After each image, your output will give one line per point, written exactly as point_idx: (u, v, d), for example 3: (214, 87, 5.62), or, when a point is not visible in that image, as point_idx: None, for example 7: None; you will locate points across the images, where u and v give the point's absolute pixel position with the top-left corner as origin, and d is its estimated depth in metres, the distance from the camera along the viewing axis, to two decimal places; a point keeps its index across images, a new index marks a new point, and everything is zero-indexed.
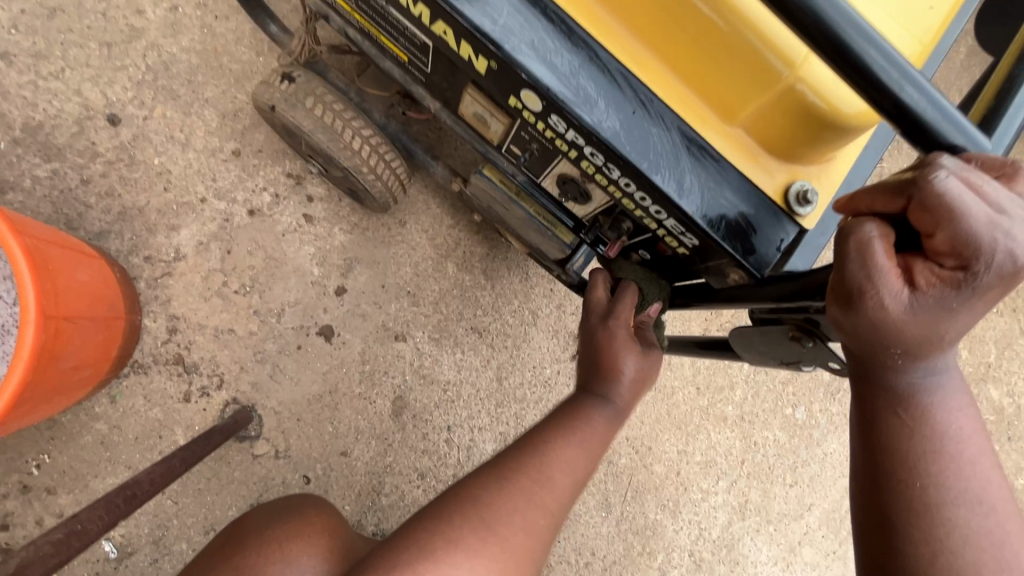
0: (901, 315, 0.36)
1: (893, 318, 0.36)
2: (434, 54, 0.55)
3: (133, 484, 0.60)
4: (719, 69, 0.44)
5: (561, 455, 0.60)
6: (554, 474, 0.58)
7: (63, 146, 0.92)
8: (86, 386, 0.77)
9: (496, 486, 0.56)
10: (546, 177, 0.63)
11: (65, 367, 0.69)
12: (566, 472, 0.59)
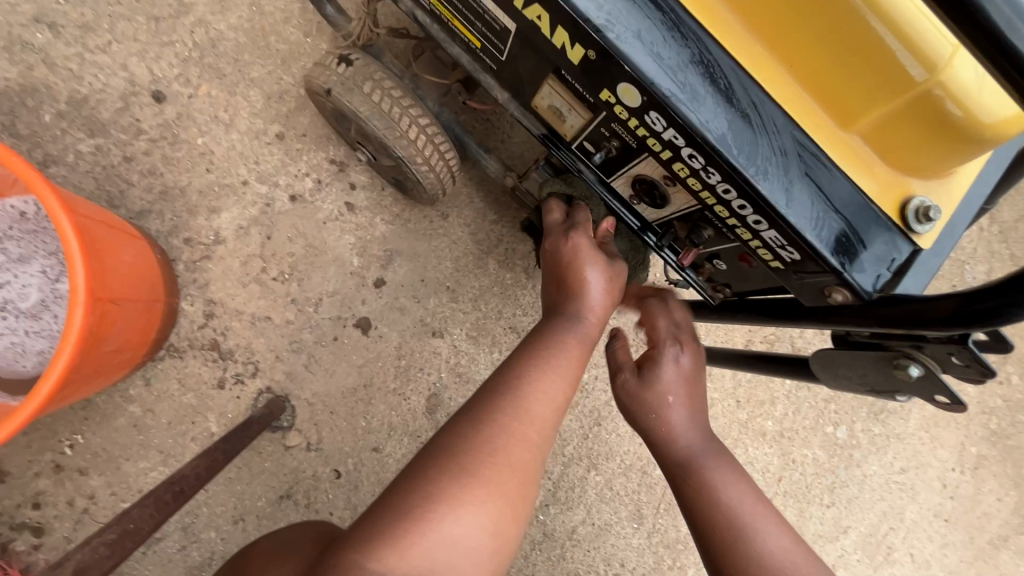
0: None
1: None
2: (516, 41, 0.51)
3: (180, 479, 0.63)
4: (847, 70, 0.40)
5: (549, 398, 0.54)
6: (535, 408, 0.53)
7: (107, 122, 0.90)
8: (125, 369, 0.75)
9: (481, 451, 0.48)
10: (620, 178, 0.59)
11: (108, 350, 0.67)
12: (546, 415, 0.53)
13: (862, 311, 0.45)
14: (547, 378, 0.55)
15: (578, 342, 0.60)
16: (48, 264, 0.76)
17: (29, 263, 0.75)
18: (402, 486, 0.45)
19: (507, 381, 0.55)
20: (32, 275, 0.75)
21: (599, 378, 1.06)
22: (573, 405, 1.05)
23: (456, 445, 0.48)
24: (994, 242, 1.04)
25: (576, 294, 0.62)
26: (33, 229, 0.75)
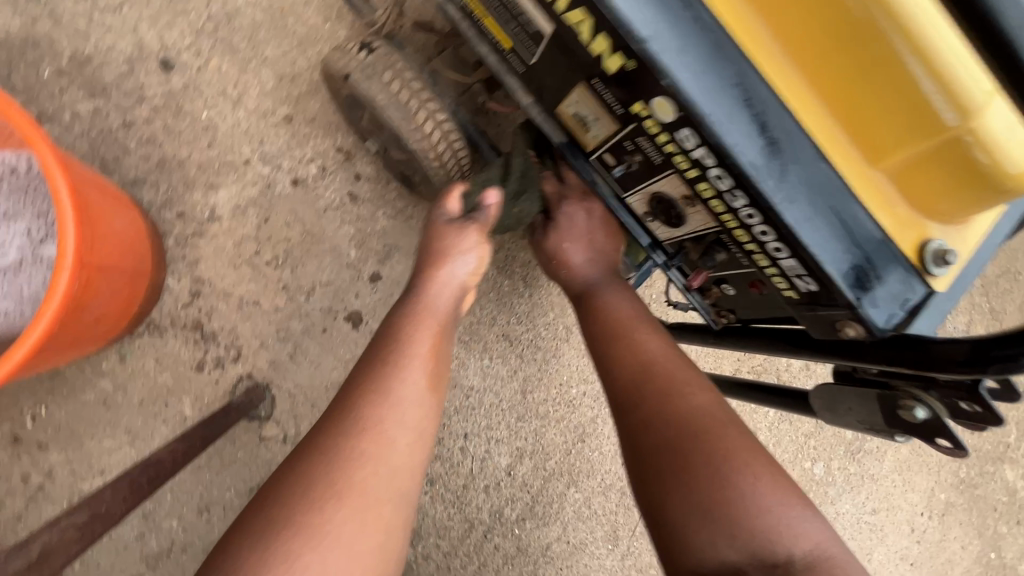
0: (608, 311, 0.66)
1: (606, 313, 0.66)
2: (549, 46, 0.51)
3: (155, 462, 0.59)
4: (879, 106, 0.40)
5: (408, 396, 0.51)
6: (386, 415, 0.49)
7: (110, 85, 0.87)
8: (102, 340, 0.72)
9: (324, 481, 0.45)
10: (636, 194, 0.59)
11: (87, 319, 0.64)
12: (404, 420, 0.50)
13: (871, 348, 0.45)
14: (405, 372, 0.52)
15: (433, 322, 0.57)
16: (30, 224, 0.72)
17: (12, 221, 0.72)
18: (226, 553, 0.42)
19: (358, 391, 0.50)
20: (15, 234, 0.72)
21: (587, 394, 1.04)
22: (559, 420, 1.03)
23: (297, 482, 0.45)
24: (977, 295, 1.07)
25: (424, 276, 0.61)
26: (22, 187, 0.72)
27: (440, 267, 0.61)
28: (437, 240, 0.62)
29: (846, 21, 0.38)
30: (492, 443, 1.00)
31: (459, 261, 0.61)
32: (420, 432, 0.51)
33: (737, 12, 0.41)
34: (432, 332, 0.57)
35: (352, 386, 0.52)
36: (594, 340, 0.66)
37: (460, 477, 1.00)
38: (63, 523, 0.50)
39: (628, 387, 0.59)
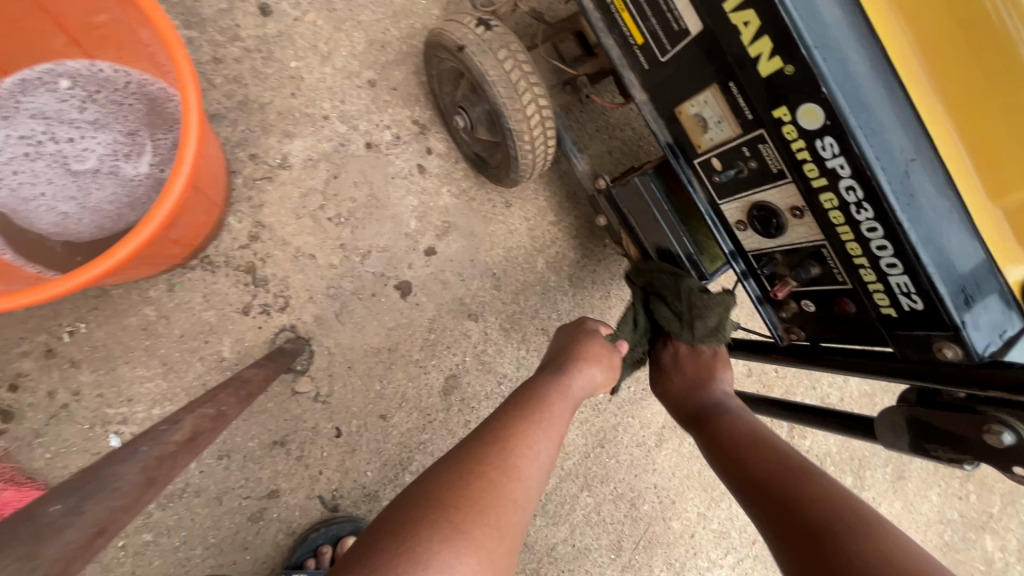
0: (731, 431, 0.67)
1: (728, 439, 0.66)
2: (691, 45, 0.53)
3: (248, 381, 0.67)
4: (1017, 146, 0.43)
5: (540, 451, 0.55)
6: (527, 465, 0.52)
7: (206, 18, 0.87)
8: (167, 264, 0.71)
9: (469, 518, 0.45)
10: (735, 201, 0.61)
11: (170, 237, 0.63)
12: (539, 477, 0.53)
13: (962, 373, 0.47)
14: (542, 439, 0.56)
15: (568, 404, 0.64)
16: (115, 137, 0.74)
17: (100, 130, 0.74)
18: (374, 541, 0.43)
19: (498, 440, 0.54)
20: (97, 142, 0.74)
21: (613, 401, 1.05)
22: (583, 422, 1.04)
23: (445, 481, 0.48)
24: None
25: (567, 363, 0.69)
26: (116, 100, 0.74)
27: (581, 364, 0.69)
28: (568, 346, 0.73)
29: (1004, 64, 0.41)
30: None
31: (594, 365, 0.71)
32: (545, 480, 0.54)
33: (896, 40, 0.44)
34: (565, 415, 0.62)
35: (492, 431, 0.55)
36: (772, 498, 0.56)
37: None
38: (199, 412, 0.54)
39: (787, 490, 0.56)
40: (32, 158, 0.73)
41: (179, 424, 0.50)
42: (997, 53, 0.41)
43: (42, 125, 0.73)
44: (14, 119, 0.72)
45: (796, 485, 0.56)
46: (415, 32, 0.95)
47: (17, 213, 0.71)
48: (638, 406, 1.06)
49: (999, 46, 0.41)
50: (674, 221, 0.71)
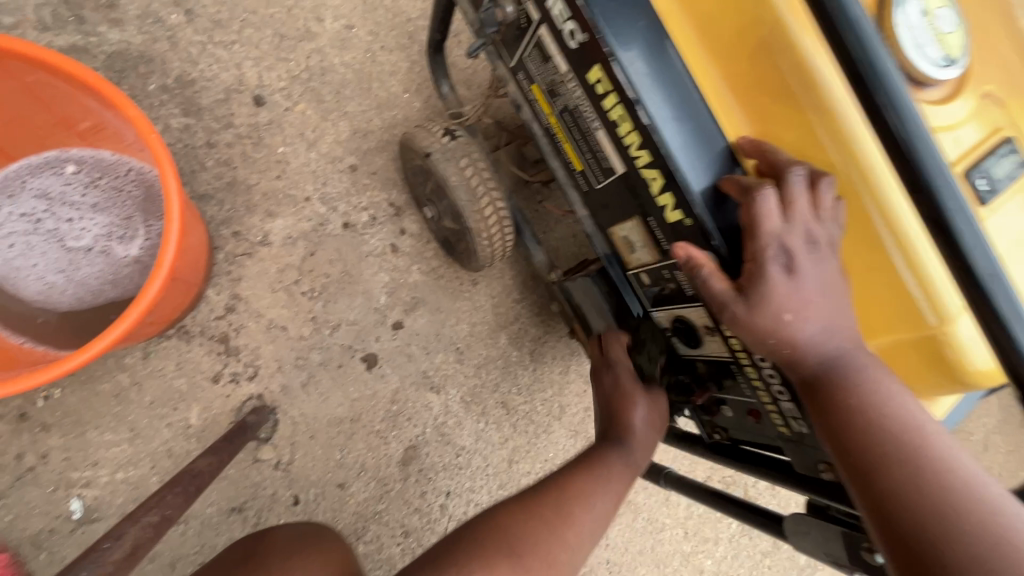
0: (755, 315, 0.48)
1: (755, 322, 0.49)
2: (617, 181, 0.60)
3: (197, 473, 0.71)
4: (876, 294, 0.50)
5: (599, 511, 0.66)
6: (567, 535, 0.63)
7: (204, 107, 0.95)
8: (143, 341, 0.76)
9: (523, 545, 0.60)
10: (662, 312, 0.67)
11: (147, 322, 0.68)
12: (571, 541, 0.63)
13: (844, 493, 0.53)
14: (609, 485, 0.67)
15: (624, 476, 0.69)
16: (111, 221, 0.80)
17: (98, 213, 0.80)
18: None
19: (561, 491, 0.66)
20: (93, 223, 0.80)
21: None
22: None
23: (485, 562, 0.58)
24: None
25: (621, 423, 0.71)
26: (115, 187, 0.80)
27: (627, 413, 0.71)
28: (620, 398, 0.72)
29: (866, 231, 0.48)
30: (470, 506, 1.01)
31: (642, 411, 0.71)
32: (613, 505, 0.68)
33: None
34: (618, 487, 0.68)
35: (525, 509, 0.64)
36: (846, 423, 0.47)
37: (433, 535, 0.99)
38: (143, 522, 0.58)
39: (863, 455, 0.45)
40: (30, 232, 0.79)
41: (122, 539, 0.55)
42: (857, 220, 0.48)
43: (45, 204, 0.79)
44: (20, 197, 0.78)
45: (906, 472, 0.43)
46: (396, 122, 1.04)
47: (8, 279, 0.78)
48: None
49: (859, 217, 0.48)
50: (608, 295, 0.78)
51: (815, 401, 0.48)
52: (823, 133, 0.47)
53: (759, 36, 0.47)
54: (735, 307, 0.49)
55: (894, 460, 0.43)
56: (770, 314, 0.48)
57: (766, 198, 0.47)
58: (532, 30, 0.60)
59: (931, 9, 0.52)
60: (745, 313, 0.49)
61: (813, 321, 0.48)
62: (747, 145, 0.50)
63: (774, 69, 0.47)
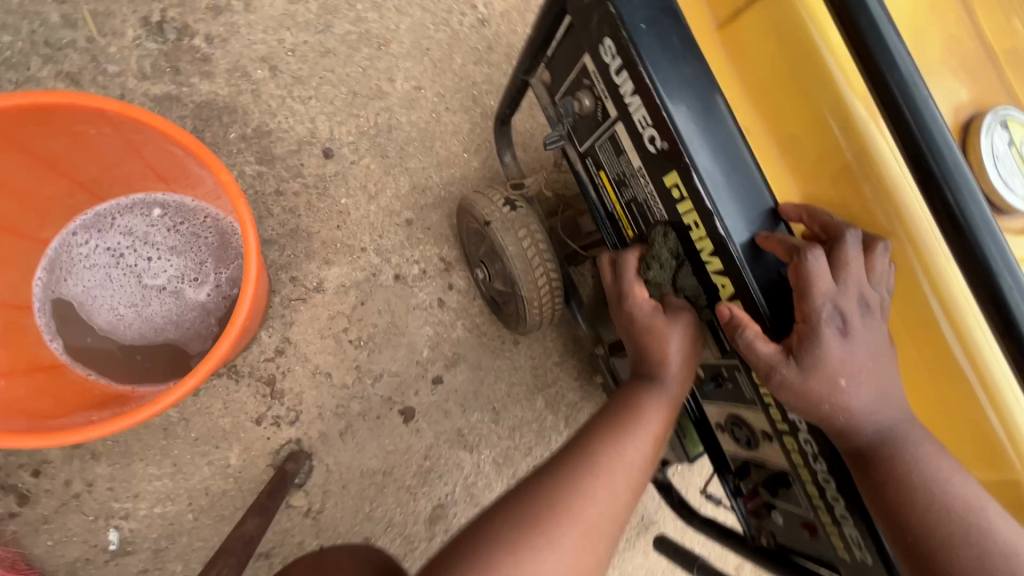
0: (804, 379, 0.47)
1: (804, 386, 0.47)
2: (682, 277, 0.60)
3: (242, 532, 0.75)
4: (953, 428, 0.47)
5: (637, 447, 0.58)
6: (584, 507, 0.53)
7: (277, 156, 1.00)
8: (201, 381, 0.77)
9: (513, 554, 0.50)
10: (716, 407, 0.66)
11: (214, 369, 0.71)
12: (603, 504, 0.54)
13: None
14: (614, 457, 0.57)
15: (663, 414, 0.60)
16: (187, 263, 0.84)
17: (174, 255, 0.84)
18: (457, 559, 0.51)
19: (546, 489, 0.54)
20: (170, 264, 0.84)
21: None
22: None
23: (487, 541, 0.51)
24: None
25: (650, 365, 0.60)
26: (194, 232, 0.84)
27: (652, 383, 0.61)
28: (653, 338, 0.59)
29: (943, 361, 0.46)
30: None
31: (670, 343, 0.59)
32: (633, 489, 0.57)
33: None
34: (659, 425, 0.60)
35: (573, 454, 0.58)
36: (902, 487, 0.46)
37: None
38: None
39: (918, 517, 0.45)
40: (111, 266, 0.82)
41: None
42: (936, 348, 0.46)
43: (128, 241, 0.83)
44: (107, 232, 0.82)
45: (952, 533, 0.44)
46: (454, 181, 1.08)
47: (82, 306, 0.81)
48: (619, 556, 1.06)
49: (939, 347, 0.46)
50: None
51: (878, 480, 0.47)
52: (909, 261, 0.46)
53: (844, 160, 0.47)
54: (785, 369, 0.47)
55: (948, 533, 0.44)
56: (823, 379, 0.47)
57: (816, 258, 0.46)
58: (607, 124, 0.61)
59: (1017, 139, 0.50)
60: (796, 376, 0.47)
61: (872, 406, 0.47)
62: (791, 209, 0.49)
63: (856, 192, 0.47)
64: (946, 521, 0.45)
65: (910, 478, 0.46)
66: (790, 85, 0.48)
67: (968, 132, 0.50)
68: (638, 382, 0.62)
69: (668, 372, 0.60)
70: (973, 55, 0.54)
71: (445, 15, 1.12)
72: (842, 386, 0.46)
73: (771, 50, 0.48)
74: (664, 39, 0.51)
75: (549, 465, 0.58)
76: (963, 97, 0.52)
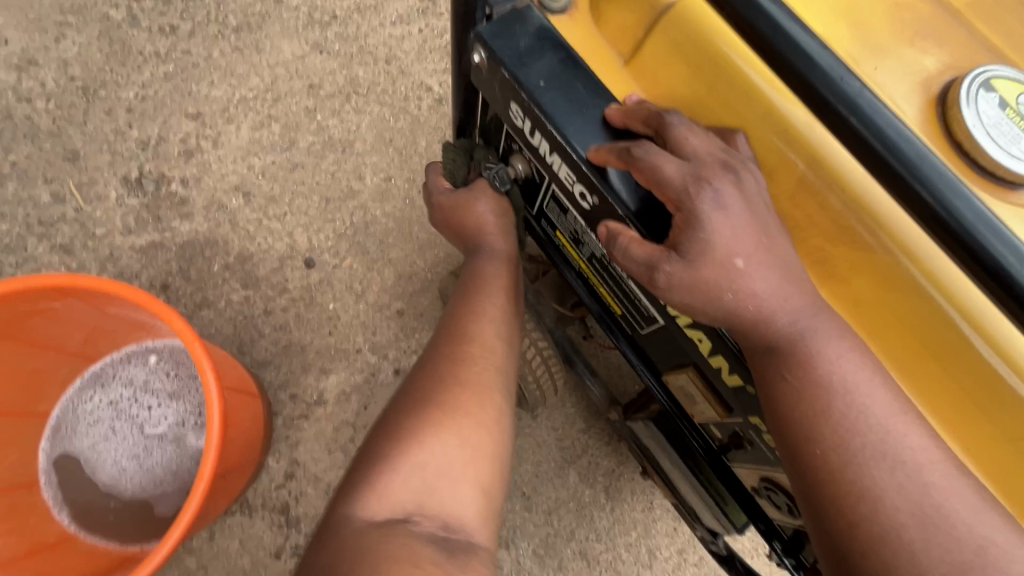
0: (700, 270, 0.41)
1: (709, 284, 0.41)
2: (661, 331, 0.54)
3: None
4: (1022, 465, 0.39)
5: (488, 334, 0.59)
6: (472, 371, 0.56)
7: (261, 278, 1.01)
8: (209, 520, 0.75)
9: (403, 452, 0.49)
10: (747, 471, 0.57)
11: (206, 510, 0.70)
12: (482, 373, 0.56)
13: None
14: (477, 335, 0.59)
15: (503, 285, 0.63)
16: (185, 407, 0.84)
17: (173, 400, 0.84)
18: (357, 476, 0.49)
19: (433, 381, 0.55)
20: (170, 408, 0.84)
21: None
22: None
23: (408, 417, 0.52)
24: None
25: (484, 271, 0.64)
26: (190, 375, 0.84)
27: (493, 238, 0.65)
28: (462, 212, 0.65)
29: (984, 381, 0.39)
30: None
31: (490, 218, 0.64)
32: (502, 335, 0.60)
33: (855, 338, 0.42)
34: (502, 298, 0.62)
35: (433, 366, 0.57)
36: (877, 469, 0.39)
37: None
38: None
39: (885, 505, 0.39)
40: (115, 417, 0.83)
41: None
42: (967, 363, 0.39)
43: (129, 392, 0.83)
44: (109, 386, 0.83)
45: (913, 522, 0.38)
46: (439, 260, 1.05)
47: (88, 461, 0.81)
48: None
49: (972, 363, 0.39)
50: (668, 449, 0.71)
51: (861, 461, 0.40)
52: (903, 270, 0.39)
53: (800, 173, 0.41)
54: (669, 265, 0.42)
55: (920, 546, 0.38)
56: (714, 265, 0.40)
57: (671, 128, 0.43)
58: (545, 187, 0.57)
59: (1010, 100, 0.42)
60: (683, 269, 0.41)
61: (848, 396, 0.40)
62: (698, 146, 0.42)
63: (821, 206, 0.41)
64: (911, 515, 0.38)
65: (892, 457, 0.39)
66: (715, 105, 0.44)
67: (946, 103, 0.43)
68: (467, 270, 0.65)
69: (495, 245, 0.65)
70: (932, 19, 0.47)
71: (402, 104, 1.13)
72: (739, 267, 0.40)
73: (687, 71, 0.44)
74: (569, 90, 0.47)
75: (431, 351, 0.59)
76: (930, 67, 0.45)
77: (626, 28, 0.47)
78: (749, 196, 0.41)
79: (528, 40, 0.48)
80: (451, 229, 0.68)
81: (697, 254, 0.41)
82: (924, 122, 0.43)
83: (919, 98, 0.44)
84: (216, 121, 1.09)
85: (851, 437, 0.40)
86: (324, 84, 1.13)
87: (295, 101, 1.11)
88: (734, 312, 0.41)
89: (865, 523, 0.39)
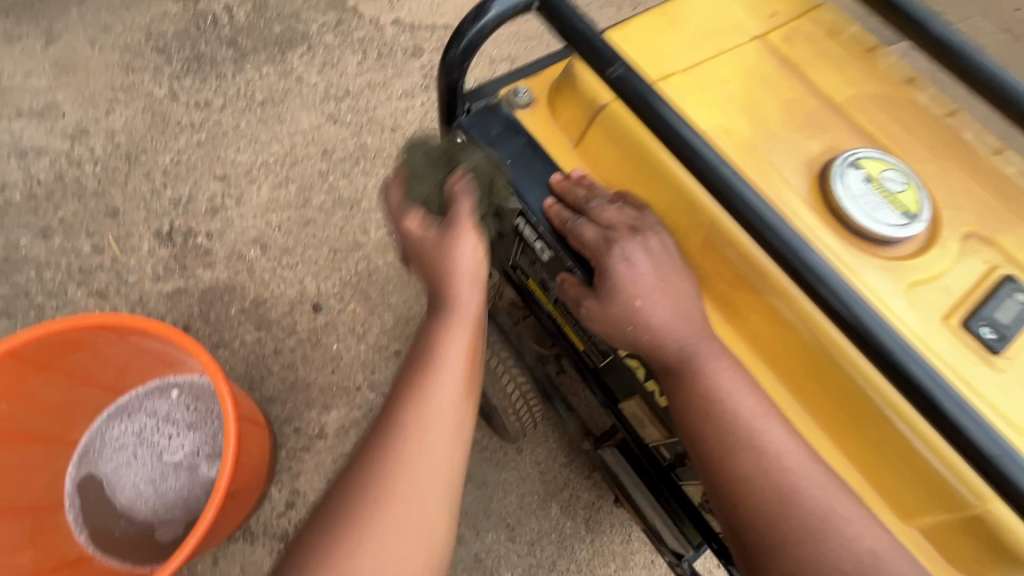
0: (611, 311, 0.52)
1: (619, 319, 0.52)
2: (612, 364, 0.64)
3: None
4: (894, 473, 0.47)
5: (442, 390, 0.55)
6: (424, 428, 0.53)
7: (273, 320, 1.12)
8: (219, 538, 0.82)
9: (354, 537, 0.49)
10: (692, 488, 0.64)
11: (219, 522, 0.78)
12: (438, 427, 0.54)
13: None
14: (432, 388, 0.54)
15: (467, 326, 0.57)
16: (200, 437, 0.92)
17: (191, 430, 0.92)
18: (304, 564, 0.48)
19: (382, 436, 0.53)
20: (188, 438, 0.92)
21: None
22: None
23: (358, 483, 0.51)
24: None
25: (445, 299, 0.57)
26: (208, 409, 0.93)
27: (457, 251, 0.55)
28: (440, 261, 0.56)
29: (854, 401, 0.48)
30: None
31: (464, 243, 0.55)
32: (453, 431, 0.55)
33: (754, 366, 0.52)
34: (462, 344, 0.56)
35: (383, 424, 0.54)
36: (752, 465, 0.48)
37: None
38: None
39: (759, 494, 0.48)
40: (137, 444, 0.91)
41: None
42: (839, 386, 0.48)
43: (152, 421, 0.92)
44: (136, 415, 0.92)
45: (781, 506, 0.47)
46: None
47: (110, 484, 0.89)
48: None
49: (843, 386, 0.48)
50: (632, 474, 0.79)
51: (739, 459, 0.49)
52: (781, 311, 0.50)
53: (706, 233, 0.53)
54: (588, 304, 0.53)
55: (784, 527, 0.47)
56: (621, 304, 0.51)
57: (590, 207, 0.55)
58: (515, 243, 0.68)
59: (875, 174, 0.54)
60: (597, 307, 0.53)
61: (728, 406, 0.49)
62: (613, 217, 0.53)
63: (721, 261, 0.52)
64: (779, 502, 0.47)
65: (763, 455, 0.48)
66: (642, 179, 0.56)
67: (824, 179, 0.54)
68: (434, 314, 0.58)
69: (454, 299, 0.57)
70: (815, 111, 0.59)
71: None
72: (638, 305, 0.51)
73: (620, 154, 0.57)
74: (531, 169, 0.59)
75: (363, 460, 0.53)
76: (812, 147, 0.57)
77: (574, 121, 0.60)
78: (657, 253, 0.52)
79: (499, 128, 0.61)
80: (417, 263, 0.59)
81: (608, 295, 0.52)
82: (807, 195, 0.54)
83: (803, 176, 0.55)
84: (240, 182, 1.23)
85: (732, 439, 0.49)
86: (337, 150, 1.28)
87: (310, 164, 1.26)
88: (656, 343, 0.51)
89: (741, 509, 0.48)
